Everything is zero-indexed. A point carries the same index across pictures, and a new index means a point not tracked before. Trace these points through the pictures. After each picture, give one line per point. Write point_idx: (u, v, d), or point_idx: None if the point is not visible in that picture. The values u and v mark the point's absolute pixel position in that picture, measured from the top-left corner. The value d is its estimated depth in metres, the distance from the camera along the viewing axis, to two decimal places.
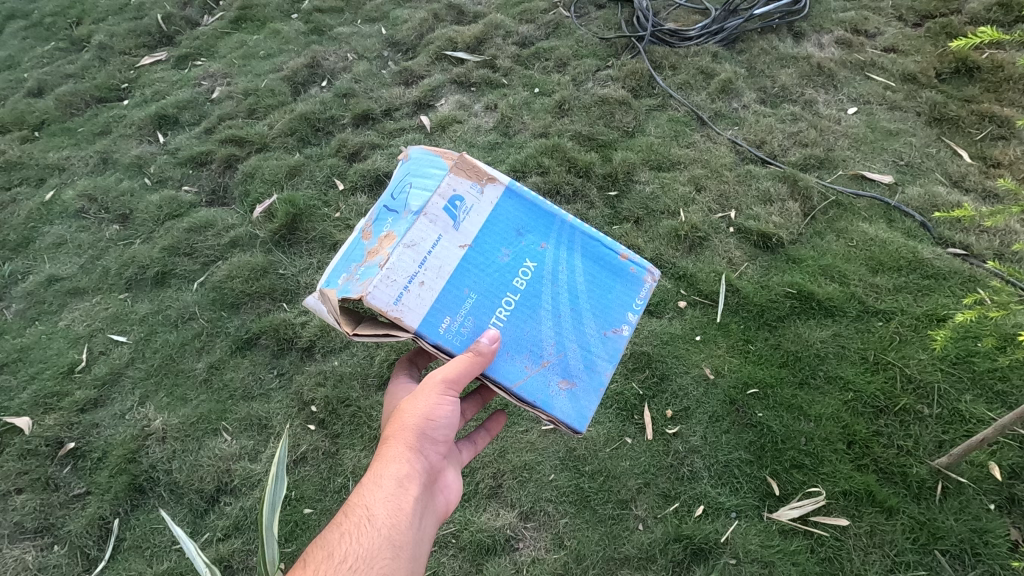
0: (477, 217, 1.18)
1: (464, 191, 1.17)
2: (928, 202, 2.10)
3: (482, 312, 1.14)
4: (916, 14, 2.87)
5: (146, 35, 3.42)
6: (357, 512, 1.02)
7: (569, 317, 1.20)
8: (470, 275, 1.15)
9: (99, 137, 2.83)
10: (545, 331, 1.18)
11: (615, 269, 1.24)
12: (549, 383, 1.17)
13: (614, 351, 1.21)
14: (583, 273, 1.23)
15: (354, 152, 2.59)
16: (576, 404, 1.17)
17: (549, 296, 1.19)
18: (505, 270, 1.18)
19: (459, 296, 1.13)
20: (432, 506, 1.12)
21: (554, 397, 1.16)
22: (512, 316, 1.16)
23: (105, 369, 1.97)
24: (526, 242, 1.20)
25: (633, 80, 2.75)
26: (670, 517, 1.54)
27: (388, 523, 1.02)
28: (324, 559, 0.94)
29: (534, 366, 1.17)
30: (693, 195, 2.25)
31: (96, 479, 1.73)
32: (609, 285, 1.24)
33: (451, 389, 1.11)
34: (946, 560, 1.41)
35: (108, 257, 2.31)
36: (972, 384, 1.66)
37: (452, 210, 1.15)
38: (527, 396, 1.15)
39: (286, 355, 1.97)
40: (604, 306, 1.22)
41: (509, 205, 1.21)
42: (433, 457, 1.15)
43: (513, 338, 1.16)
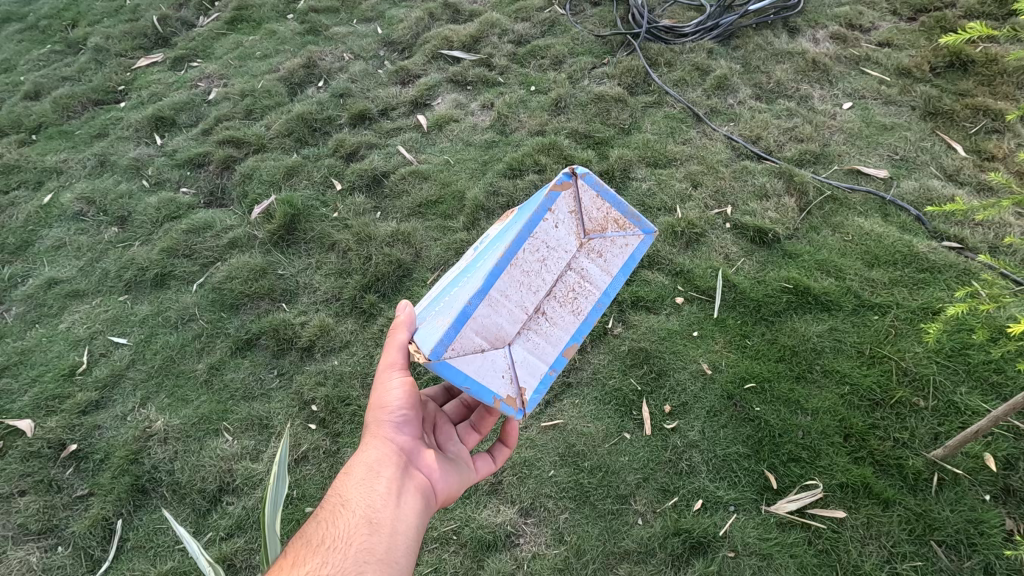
0: (484, 235, 1.43)
1: (486, 227, 1.48)
2: (922, 196, 2.11)
3: (441, 289, 1.31)
4: (910, 9, 2.88)
5: (142, 37, 3.42)
6: (335, 504, 1.09)
7: (478, 265, 1.20)
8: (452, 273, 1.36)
9: (96, 140, 2.83)
10: (459, 284, 1.22)
11: (532, 200, 1.19)
12: (435, 321, 1.16)
13: (487, 266, 1.12)
14: (509, 227, 1.23)
15: (351, 152, 2.60)
16: (440, 331, 1.10)
17: (481, 256, 1.24)
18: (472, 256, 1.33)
19: (437, 288, 1.36)
20: (410, 482, 1.15)
21: (430, 330, 1.14)
22: (454, 283, 1.26)
23: (106, 371, 1.98)
24: (497, 229, 1.33)
25: (629, 76, 2.76)
26: (669, 512, 1.55)
27: (360, 503, 1.07)
28: (303, 546, 0.99)
29: (437, 314, 1.19)
30: (690, 191, 2.26)
31: (99, 480, 1.74)
32: (522, 220, 1.18)
33: (395, 367, 1.20)
34: (943, 550, 1.42)
35: (108, 259, 2.32)
36: (967, 376, 1.67)
37: (474, 241, 1.48)
38: (416, 338, 1.17)
39: (286, 355, 1.98)
40: (506, 240, 1.18)
41: (506, 214, 1.40)
42: (404, 439, 1.20)
43: (440, 297, 1.25)
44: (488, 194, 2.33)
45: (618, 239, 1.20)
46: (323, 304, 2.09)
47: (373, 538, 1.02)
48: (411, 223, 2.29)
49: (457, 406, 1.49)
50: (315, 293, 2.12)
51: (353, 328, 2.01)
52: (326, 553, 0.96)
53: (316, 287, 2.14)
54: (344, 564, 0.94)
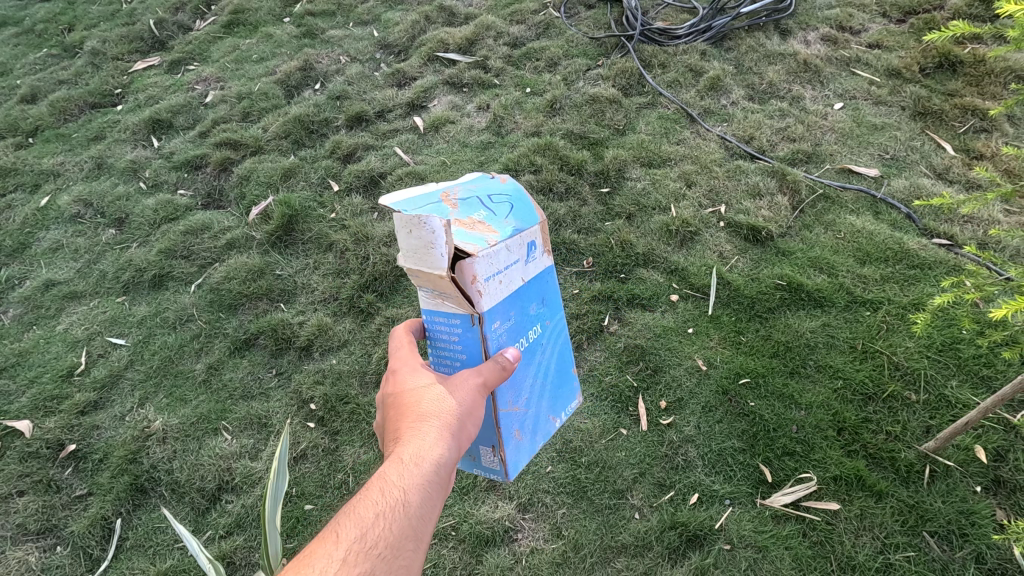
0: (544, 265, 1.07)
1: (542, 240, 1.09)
2: (913, 194, 2.14)
3: (510, 335, 1.00)
4: (899, 11, 2.92)
5: (139, 40, 3.44)
6: (391, 491, 0.82)
7: (543, 389, 1.12)
8: (516, 305, 1.00)
9: (94, 143, 2.84)
10: (527, 383, 1.08)
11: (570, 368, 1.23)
12: (518, 425, 1.08)
13: (553, 424, 1.16)
14: (560, 356, 1.16)
15: (348, 153, 2.61)
16: (515, 456, 1.07)
17: (537, 362, 1.10)
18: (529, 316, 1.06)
19: (507, 313, 0.98)
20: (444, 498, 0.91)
21: (511, 449, 1.06)
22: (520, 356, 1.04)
23: (105, 372, 1.99)
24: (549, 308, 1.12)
25: (623, 78, 2.79)
26: (665, 506, 1.57)
27: (424, 517, 0.82)
28: (357, 545, 0.75)
29: (511, 403, 1.05)
30: (684, 191, 2.29)
31: (97, 480, 1.74)
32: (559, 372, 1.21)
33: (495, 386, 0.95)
34: (935, 541, 1.44)
35: (105, 261, 2.32)
36: (958, 370, 1.69)
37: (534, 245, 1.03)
38: (499, 425, 1.03)
39: (284, 354, 1.99)
40: (562, 384, 1.17)
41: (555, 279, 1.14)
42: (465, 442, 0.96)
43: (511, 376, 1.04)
44: None
45: None
46: (321, 304, 2.10)
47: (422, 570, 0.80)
48: None
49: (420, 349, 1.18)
50: (313, 293, 2.14)
51: (351, 327, 2.02)
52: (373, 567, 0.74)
53: (314, 287, 2.15)
54: None
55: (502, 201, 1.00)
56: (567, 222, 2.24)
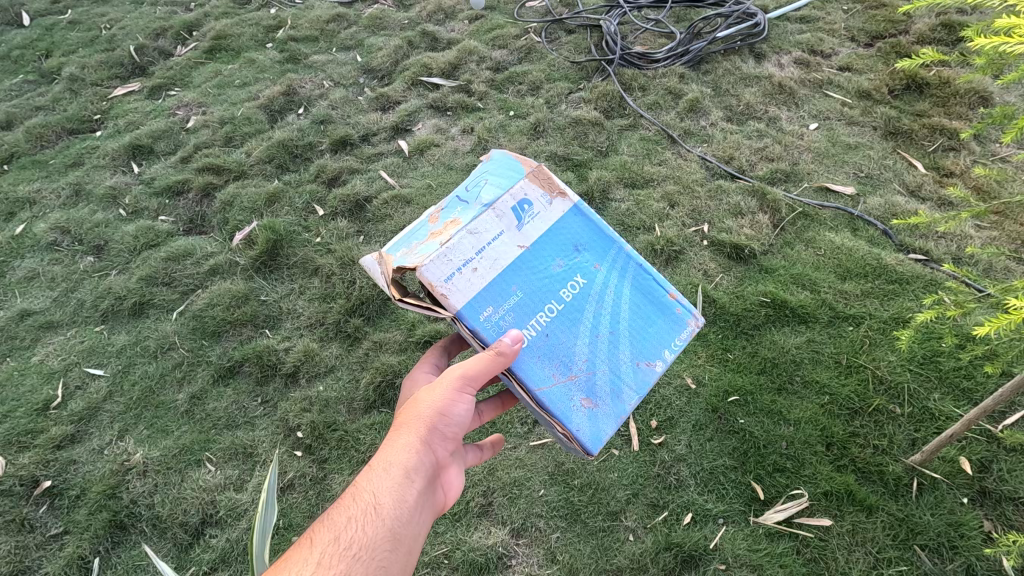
0: (541, 224, 1.14)
1: (534, 198, 1.13)
2: (888, 211, 2.20)
3: (526, 316, 1.10)
4: (867, 35, 3.03)
5: (119, 66, 3.42)
6: (366, 499, 0.97)
7: (607, 342, 1.15)
8: (520, 275, 1.10)
9: (72, 169, 2.80)
10: (579, 347, 1.13)
11: (660, 305, 1.20)
12: (571, 397, 1.10)
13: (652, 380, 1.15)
14: (632, 298, 1.18)
15: (333, 177, 2.61)
16: (593, 424, 1.10)
17: (586, 315, 1.14)
18: (555, 279, 1.13)
19: (505, 292, 1.09)
20: (437, 503, 1.06)
21: (575, 414, 1.10)
22: (551, 323, 1.12)
23: (82, 404, 1.93)
24: (580, 258, 1.16)
25: (605, 101, 2.84)
26: (659, 527, 1.56)
27: (396, 520, 0.96)
28: (331, 544, 0.90)
29: (561, 376, 1.11)
30: (668, 211, 2.32)
31: (74, 518, 1.68)
32: (653, 318, 1.19)
33: (471, 384, 1.07)
34: (926, 554, 1.45)
35: (82, 289, 2.27)
36: (940, 382, 1.73)
37: (519, 211, 1.12)
38: (546, 403, 1.09)
39: (269, 381, 1.95)
40: (643, 342, 1.17)
41: (575, 221, 1.17)
42: (444, 452, 1.08)
43: (545, 345, 1.11)
44: None
45: None
46: (307, 329, 2.08)
47: (402, 558, 0.95)
48: None
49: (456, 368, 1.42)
50: (298, 318, 2.11)
51: (338, 352, 2.00)
52: (349, 563, 0.88)
53: (300, 312, 2.13)
54: None
55: (480, 187, 1.15)
56: None
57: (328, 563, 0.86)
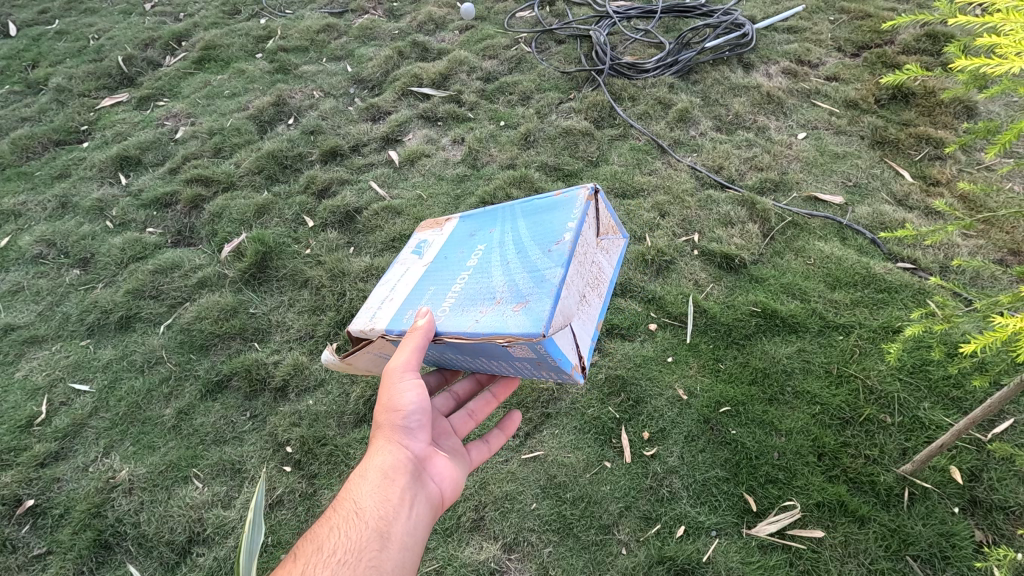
0: (437, 243, 1.36)
1: (427, 236, 1.41)
2: (876, 220, 2.22)
3: (443, 292, 1.18)
4: (853, 45, 3.07)
5: (106, 77, 3.39)
6: (344, 509, 1.06)
7: (517, 258, 1.15)
8: (432, 277, 1.25)
9: (58, 180, 2.77)
10: (496, 279, 1.13)
11: (550, 206, 1.23)
12: (500, 311, 1.05)
13: (564, 255, 1.09)
14: (528, 221, 1.23)
15: (323, 189, 2.60)
16: (531, 314, 1.00)
17: (492, 258, 1.18)
18: (461, 258, 1.25)
19: (422, 294, 1.22)
20: (426, 495, 1.15)
21: (508, 319, 1.02)
22: (466, 283, 1.17)
23: (67, 421, 1.90)
24: (475, 234, 1.30)
25: (595, 111, 2.85)
26: (653, 540, 1.55)
27: (376, 517, 1.05)
28: (314, 553, 0.98)
29: (489, 307, 1.08)
30: (658, 220, 2.33)
31: (58, 537, 1.65)
32: (552, 214, 1.21)
33: (412, 370, 1.14)
34: (918, 565, 1.45)
35: (68, 303, 2.24)
36: (930, 392, 1.73)
37: (418, 249, 1.38)
38: (480, 331, 1.03)
39: (258, 396, 1.93)
40: (546, 235, 1.16)
41: (465, 220, 1.38)
42: (417, 446, 1.19)
43: (467, 298, 1.13)
44: None
45: (618, 245, 1.34)
46: (296, 342, 2.06)
47: (394, 551, 1.04)
48: (385, 257, 2.29)
49: (447, 399, 1.55)
50: (288, 330, 2.09)
51: (328, 365, 1.98)
52: (336, 568, 0.96)
53: (290, 325, 2.11)
54: None
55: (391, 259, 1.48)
56: None
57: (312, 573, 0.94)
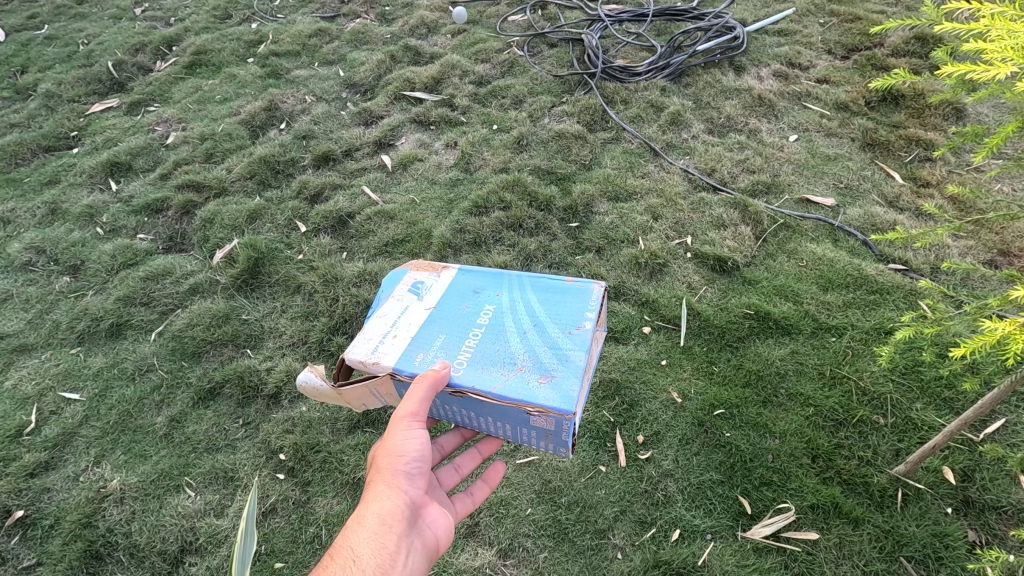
0: (437, 289, 1.38)
1: (422, 278, 1.42)
2: (868, 222, 2.23)
3: (453, 344, 1.24)
4: (843, 48, 3.09)
5: (96, 82, 3.37)
6: (342, 556, 1.08)
7: (534, 331, 1.24)
8: (437, 324, 1.29)
9: (47, 187, 2.75)
10: (514, 345, 1.22)
11: (562, 289, 1.33)
12: (525, 378, 1.15)
13: (586, 335, 1.21)
14: (538, 295, 1.32)
15: (315, 194, 2.59)
16: (559, 390, 1.13)
17: (503, 324, 1.26)
18: (468, 315, 1.31)
19: (429, 339, 1.26)
20: (419, 547, 1.19)
21: (536, 389, 1.13)
22: (479, 339, 1.24)
23: (57, 430, 1.88)
24: (483, 295, 1.35)
25: (587, 114, 2.86)
26: (648, 544, 1.55)
27: (372, 567, 1.07)
28: None
29: (510, 371, 1.17)
30: (651, 224, 2.33)
31: (48, 548, 1.63)
32: (563, 302, 1.30)
33: (417, 420, 1.18)
34: (912, 566, 1.46)
35: (57, 311, 2.22)
36: (922, 393, 1.74)
37: (414, 290, 1.38)
38: (508, 396, 1.13)
39: (251, 403, 1.92)
40: (564, 318, 1.26)
41: (465, 277, 1.41)
42: (415, 493, 1.22)
43: (485, 357, 1.21)
44: (454, 232, 2.36)
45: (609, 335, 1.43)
46: (289, 348, 2.05)
47: None
48: (378, 262, 2.29)
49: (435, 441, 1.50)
50: (281, 337, 2.08)
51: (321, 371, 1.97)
52: None
53: (282, 331, 2.10)
54: None
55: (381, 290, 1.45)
56: (538, 257, 2.26)
57: None
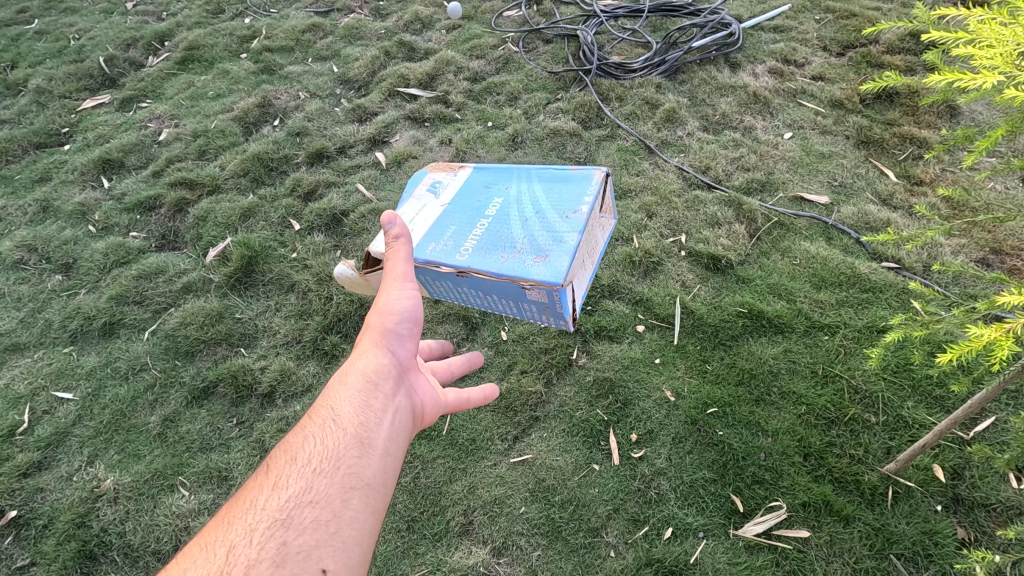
0: (451, 187, 1.43)
1: (440, 177, 1.46)
2: (861, 220, 2.24)
3: (461, 235, 1.30)
4: (839, 44, 3.09)
5: (88, 78, 3.34)
6: (323, 416, 1.01)
7: (537, 219, 1.26)
8: (450, 218, 1.35)
9: (39, 184, 2.73)
10: (516, 231, 1.26)
11: (567, 177, 1.34)
12: (522, 258, 1.20)
13: (582, 220, 1.23)
14: (544, 187, 1.34)
15: (309, 191, 2.58)
16: (552, 265, 1.16)
17: (508, 211, 1.30)
18: (478, 207, 1.35)
19: (442, 229, 1.32)
20: (410, 404, 1.12)
21: (530, 267, 1.18)
22: (484, 228, 1.29)
23: (50, 430, 1.87)
24: (493, 188, 1.39)
25: (583, 112, 2.85)
26: (641, 542, 1.56)
27: (358, 424, 1.00)
28: (287, 465, 0.93)
29: (510, 254, 1.22)
30: (646, 221, 2.33)
31: (42, 549, 1.63)
32: (566, 189, 1.32)
33: (409, 277, 1.16)
34: (901, 563, 1.47)
35: (50, 310, 2.21)
36: (913, 391, 1.75)
37: (432, 189, 1.44)
38: (505, 274, 1.19)
39: (245, 402, 1.92)
40: (563, 203, 1.29)
41: (478, 173, 1.45)
42: (403, 354, 1.16)
43: (488, 243, 1.25)
44: None
45: (607, 223, 1.47)
46: (283, 347, 2.05)
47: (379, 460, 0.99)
48: None
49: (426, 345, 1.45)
50: (274, 336, 2.08)
51: (315, 370, 1.97)
52: (310, 478, 0.91)
53: (276, 330, 2.09)
54: (330, 490, 0.90)
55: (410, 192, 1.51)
56: None
57: (286, 484, 0.90)
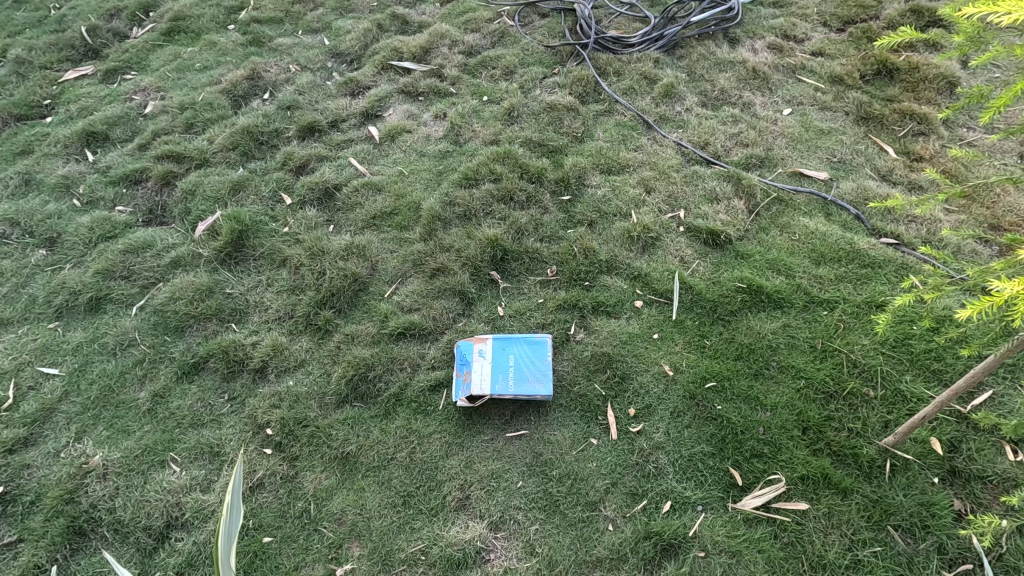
0: (485, 367, 1.78)
1: (477, 358, 1.81)
2: (861, 195, 2.22)
3: (503, 381, 1.75)
4: (839, 20, 3.05)
5: (70, 48, 3.24)
6: None
7: (532, 365, 1.79)
8: (497, 379, 1.75)
9: (20, 157, 2.65)
10: (527, 375, 1.77)
11: (535, 345, 1.84)
12: (530, 386, 1.75)
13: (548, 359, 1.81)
14: (532, 354, 1.82)
15: (300, 165, 2.52)
16: (544, 378, 1.77)
17: (527, 373, 1.77)
18: (505, 370, 1.78)
19: (499, 384, 1.74)
20: None
21: (533, 388, 1.74)
22: (511, 379, 1.76)
23: (35, 406, 1.83)
24: (508, 362, 1.80)
25: (580, 86, 2.80)
26: (639, 516, 1.55)
27: None
28: None
29: (530, 387, 1.74)
30: (644, 197, 2.30)
31: (29, 525, 1.60)
32: (539, 349, 1.83)
33: None
34: (899, 534, 1.47)
35: (34, 284, 2.15)
36: (911, 365, 1.75)
37: (473, 369, 1.78)
38: (521, 392, 1.74)
39: (237, 377, 1.88)
40: (539, 355, 1.82)
41: (497, 345, 1.84)
42: None
43: (514, 382, 1.75)
44: (444, 205, 2.31)
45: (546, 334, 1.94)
46: (275, 322, 2.01)
47: None
48: (365, 236, 2.24)
49: None
50: (266, 311, 2.04)
51: (308, 345, 1.94)
52: None
53: (268, 305, 2.05)
54: None
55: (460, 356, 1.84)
56: (529, 230, 2.22)
57: None
